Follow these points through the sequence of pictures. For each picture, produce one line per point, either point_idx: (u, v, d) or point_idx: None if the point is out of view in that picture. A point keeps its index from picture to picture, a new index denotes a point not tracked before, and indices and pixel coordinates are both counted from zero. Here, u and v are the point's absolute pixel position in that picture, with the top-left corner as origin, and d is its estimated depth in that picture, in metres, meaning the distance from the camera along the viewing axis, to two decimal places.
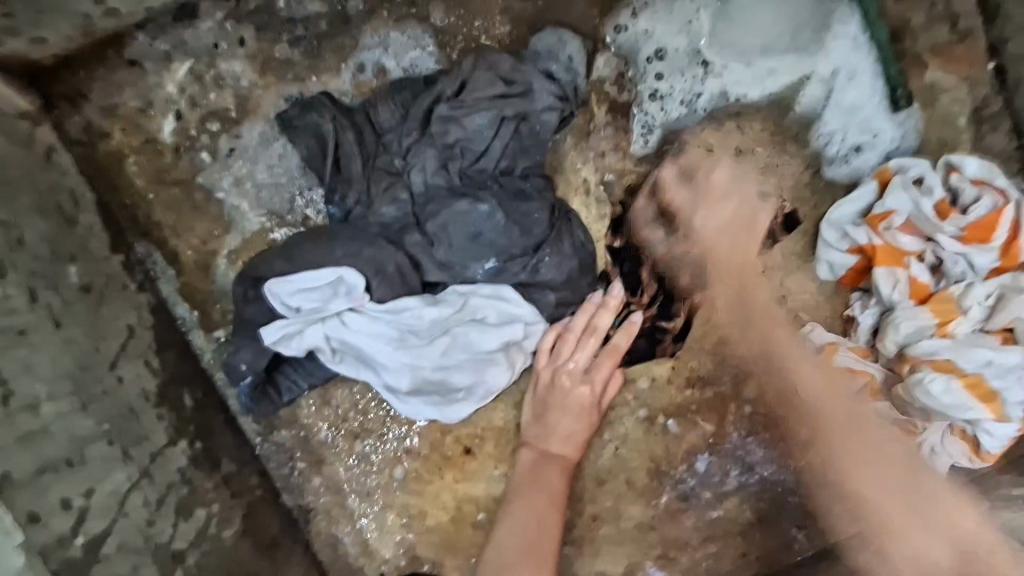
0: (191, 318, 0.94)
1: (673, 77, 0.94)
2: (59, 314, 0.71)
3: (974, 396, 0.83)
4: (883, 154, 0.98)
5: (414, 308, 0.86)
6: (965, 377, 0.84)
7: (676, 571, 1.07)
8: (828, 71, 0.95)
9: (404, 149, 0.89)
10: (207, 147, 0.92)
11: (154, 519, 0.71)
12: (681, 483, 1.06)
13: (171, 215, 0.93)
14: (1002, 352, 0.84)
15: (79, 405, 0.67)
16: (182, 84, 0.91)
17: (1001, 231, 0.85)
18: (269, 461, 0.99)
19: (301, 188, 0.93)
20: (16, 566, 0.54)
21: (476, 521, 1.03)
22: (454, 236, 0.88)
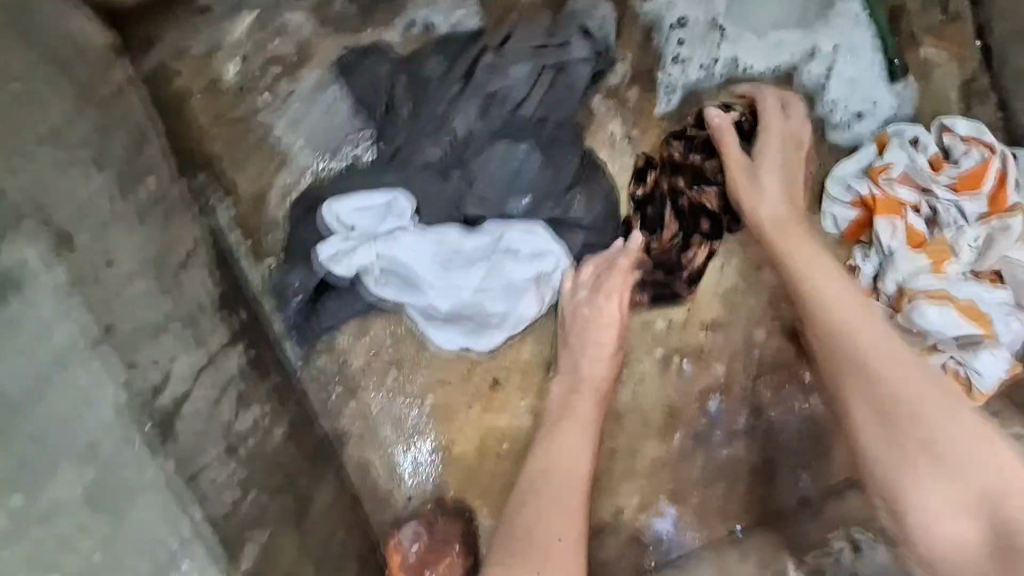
0: (243, 245, 0.99)
1: (694, 43, 1.04)
2: (143, 214, 0.79)
3: (965, 318, 0.91)
4: (882, 121, 1.06)
5: (456, 234, 0.95)
6: (958, 304, 0.91)
7: (688, 509, 1.12)
8: (833, 44, 1.05)
9: (447, 97, 0.96)
10: (267, 89, 1.00)
11: (217, 402, 0.78)
12: (694, 424, 1.12)
13: (230, 149, 1.00)
14: (988, 289, 0.93)
15: (157, 287, 0.75)
16: (249, 31, 0.99)
17: (988, 181, 0.95)
18: (308, 387, 1.04)
19: (350, 130, 1.00)
20: None
21: (500, 452, 1.08)
22: (492, 173, 0.95)
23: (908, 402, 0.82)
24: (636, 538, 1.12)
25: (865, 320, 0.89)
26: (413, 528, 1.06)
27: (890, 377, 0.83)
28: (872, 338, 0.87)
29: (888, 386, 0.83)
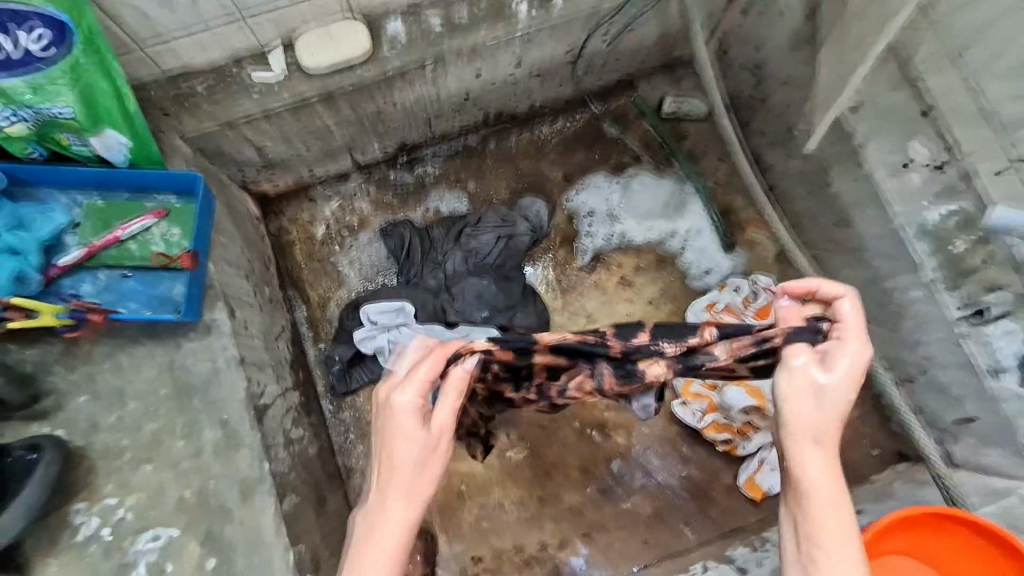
0: (309, 335, 1.60)
1: (598, 225, 1.69)
2: (261, 306, 1.40)
3: (755, 398, 1.40)
4: (725, 275, 1.65)
5: (439, 329, 1.47)
6: (751, 388, 1.41)
7: (597, 547, 1.51)
8: (686, 228, 1.68)
9: (444, 250, 1.61)
10: (338, 242, 1.67)
11: (284, 416, 1.30)
12: (602, 480, 1.55)
13: (311, 276, 1.65)
14: None
15: (263, 345, 1.32)
16: (333, 209, 1.69)
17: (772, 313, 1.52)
18: (334, 431, 1.55)
19: (385, 267, 1.66)
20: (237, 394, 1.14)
21: (459, 490, 1.54)
22: (468, 295, 1.53)
23: (822, 500, 0.80)
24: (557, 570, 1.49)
25: (829, 492, 0.80)
26: None
27: (827, 532, 0.79)
28: (818, 503, 0.80)
29: (816, 519, 0.80)
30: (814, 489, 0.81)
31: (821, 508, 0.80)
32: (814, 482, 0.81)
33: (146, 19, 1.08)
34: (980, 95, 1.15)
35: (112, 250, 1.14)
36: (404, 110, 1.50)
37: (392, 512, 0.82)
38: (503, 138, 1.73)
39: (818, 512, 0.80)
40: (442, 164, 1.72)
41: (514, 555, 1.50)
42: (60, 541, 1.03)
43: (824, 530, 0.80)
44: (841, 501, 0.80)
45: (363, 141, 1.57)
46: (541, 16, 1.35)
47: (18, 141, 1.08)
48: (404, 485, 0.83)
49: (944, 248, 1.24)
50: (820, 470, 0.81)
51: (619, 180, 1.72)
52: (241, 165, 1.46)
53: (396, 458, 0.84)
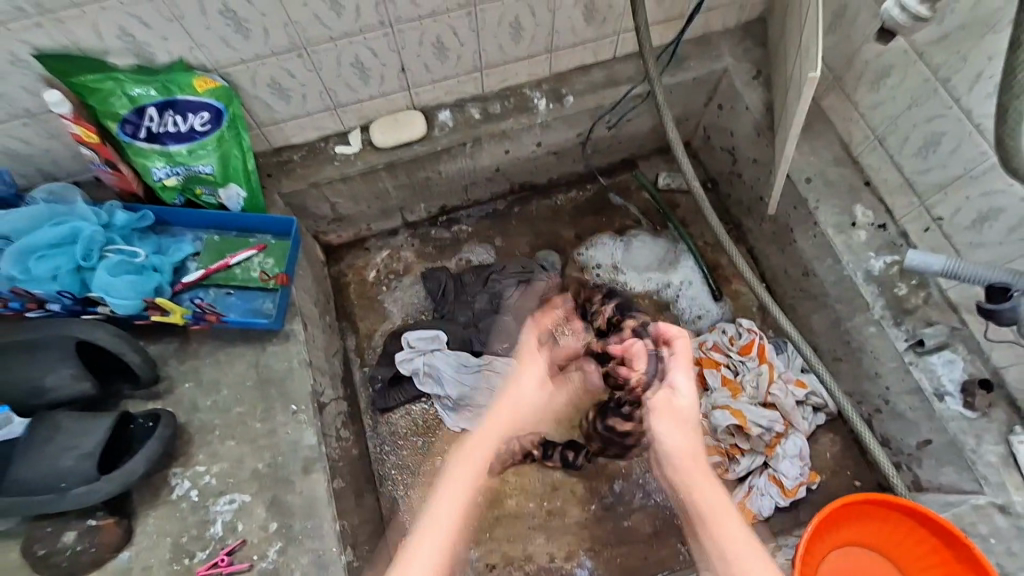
0: (357, 360, 1.89)
1: (604, 274, 2.01)
2: (323, 328, 1.71)
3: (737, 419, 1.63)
4: (713, 321, 1.94)
5: (466, 355, 1.80)
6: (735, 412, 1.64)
7: (600, 560, 1.66)
8: (679, 280, 1.98)
9: (474, 292, 1.92)
10: (385, 284, 2.01)
11: (336, 417, 1.56)
12: (605, 497, 1.72)
13: (361, 311, 1.97)
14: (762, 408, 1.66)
15: (323, 357, 1.61)
16: (383, 257, 2.04)
17: (754, 349, 1.75)
18: (371, 443, 1.79)
19: (424, 306, 1.97)
20: (305, 388, 1.41)
21: (477, 502, 1.73)
22: (491, 330, 1.83)
23: (717, 518, 1.05)
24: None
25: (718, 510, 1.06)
26: None
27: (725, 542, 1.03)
28: (720, 521, 1.04)
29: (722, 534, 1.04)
30: (712, 511, 1.06)
31: (719, 524, 1.04)
32: (713, 501, 1.07)
33: (270, 108, 1.51)
34: (900, 169, 1.48)
35: (223, 273, 1.48)
36: (448, 178, 1.88)
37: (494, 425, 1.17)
38: (526, 204, 2.10)
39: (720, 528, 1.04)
40: (475, 223, 2.08)
41: (525, 564, 1.66)
42: (159, 497, 1.27)
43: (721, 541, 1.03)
44: (733, 517, 1.05)
45: (413, 202, 1.95)
46: (557, 108, 1.75)
47: (170, 191, 1.47)
48: (507, 411, 1.20)
49: (889, 290, 1.50)
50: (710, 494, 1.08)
51: (622, 239, 2.05)
52: (317, 219, 1.84)
53: (511, 395, 1.21)
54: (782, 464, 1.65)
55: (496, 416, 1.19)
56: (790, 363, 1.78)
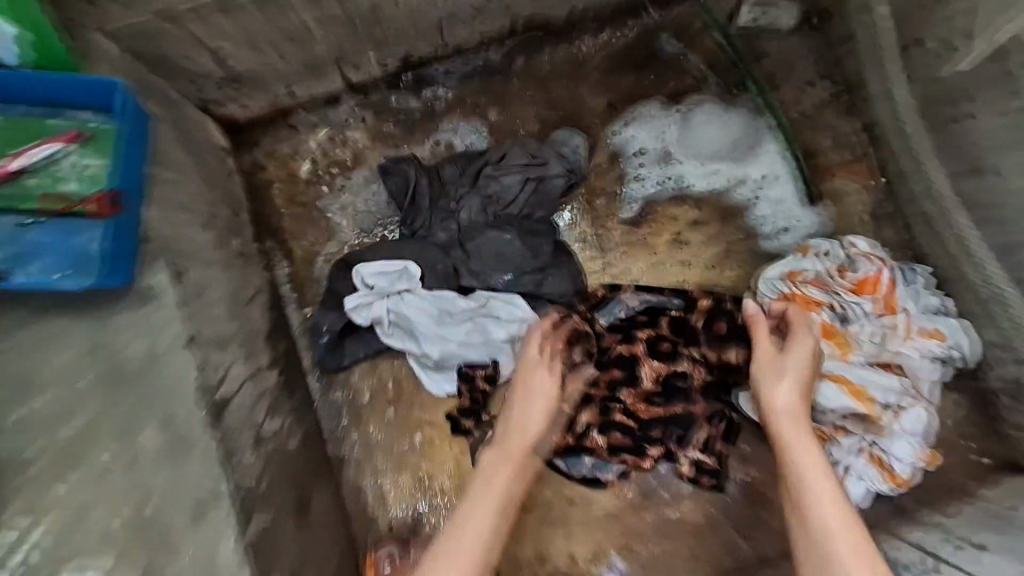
0: (291, 296, 1.31)
1: (650, 166, 1.36)
2: (226, 264, 1.11)
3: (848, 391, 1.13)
4: (805, 236, 1.33)
5: (451, 297, 1.23)
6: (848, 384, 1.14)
7: (635, 559, 1.27)
8: (757, 176, 1.34)
9: (458, 196, 1.30)
10: (326, 182, 1.37)
11: (256, 407, 1.03)
12: (644, 480, 1.30)
13: (292, 224, 1.35)
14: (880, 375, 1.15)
15: (228, 317, 1.04)
16: (321, 141, 1.37)
17: (880, 286, 1.19)
18: (323, 414, 1.29)
19: (385, 216, 1.35)
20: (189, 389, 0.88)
21: (475, 490, 1.28)
22: (485, 254, 1.26)
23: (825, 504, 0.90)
24: None
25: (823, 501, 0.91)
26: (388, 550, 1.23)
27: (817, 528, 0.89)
28: (824, 505, 0.90)
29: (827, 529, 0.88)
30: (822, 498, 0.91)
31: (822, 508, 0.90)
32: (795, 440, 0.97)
33: None
34: None
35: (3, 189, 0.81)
36: (408, 7, 1.14)
37: (528, 400, 1.08)
38: (533, 53, 1.37)
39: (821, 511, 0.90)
40: (455, 85, 1.37)
41: (537, 566, 1.27)
42: None
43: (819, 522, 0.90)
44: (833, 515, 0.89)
45: (355, 51, 1.22)
46: None
47: None
48: (528, 396, 1.09)
49: None
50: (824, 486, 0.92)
51: (677, 108, 1.37)
52: (197, 78, 1.13)
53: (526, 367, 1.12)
54: (896, 445, 1.14)
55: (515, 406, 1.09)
56: (922, 301, 1.21)
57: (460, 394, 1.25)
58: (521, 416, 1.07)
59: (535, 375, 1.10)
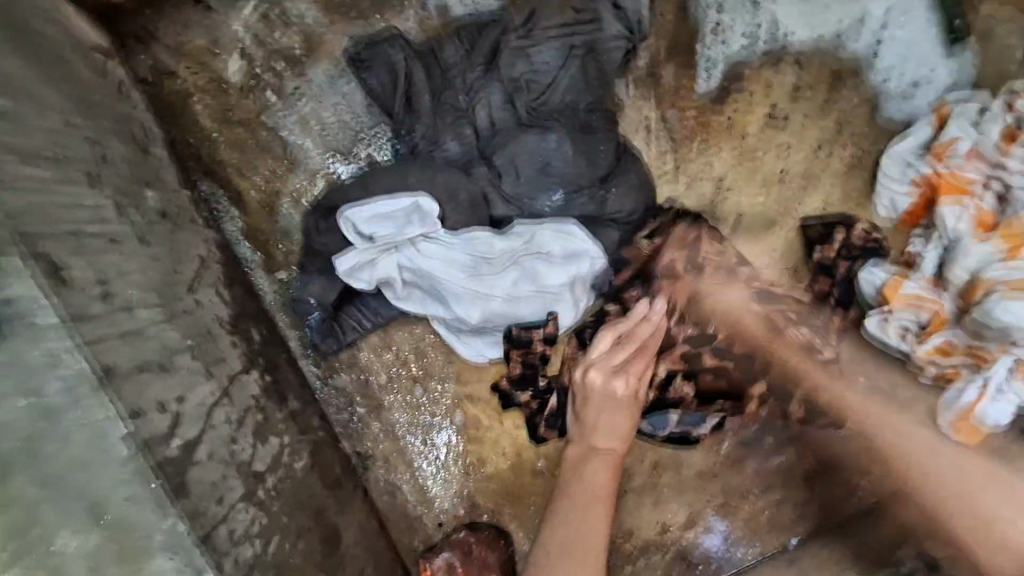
0: (255, 258, 0.94)
1: (734, 11, 0.97)
2: (142, 231, 0.72)
3: None
4: (941, 90, 0.99)
5: (484, 237, 0.87)
6: None
7: (738, 520, 1.06)
8: (881, 14, 0.96)
9: (468, 86, 0.91)
10: (272, 86, 0.94)
11: (237, 437, 0.70)
12: (744, 429, 1.04)
13: (235, 154, 0.94)
14: None
15: (165, 314, 0.68)
16: (249, 24, 0.92)
17: None
18: (330, 405, 0.98)
19: (366, 126, 0.94)
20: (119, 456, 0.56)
21: (537, 468, 1.01)
22: (522, 168, 0.90)
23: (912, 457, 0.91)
24: (682, 554, 1.06)
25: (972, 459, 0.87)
26: (445, 559, 0.96)
27: (994, 499, 0.83)
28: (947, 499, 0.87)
29: (933, 488, 0.89)
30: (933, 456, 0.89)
31: (928, 466, 0.90)
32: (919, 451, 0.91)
33: None
34: None
35: None
36: None
37: (599, 414, 0.91)
38: None
39: (948, 484, 0.88)
40: None
41: (623, 542, 1.05)
42: None
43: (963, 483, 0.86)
44: (961, 470, 0.87)
45: None
46: None
47: None
48: (606, 405, 0.91)
49: None
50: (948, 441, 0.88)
51: None
52: None
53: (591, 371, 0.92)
54: None
55: (592, 418, 0.91)
56: None
57: (508, 361, 0.94)
58: (594, 426, 0.91)
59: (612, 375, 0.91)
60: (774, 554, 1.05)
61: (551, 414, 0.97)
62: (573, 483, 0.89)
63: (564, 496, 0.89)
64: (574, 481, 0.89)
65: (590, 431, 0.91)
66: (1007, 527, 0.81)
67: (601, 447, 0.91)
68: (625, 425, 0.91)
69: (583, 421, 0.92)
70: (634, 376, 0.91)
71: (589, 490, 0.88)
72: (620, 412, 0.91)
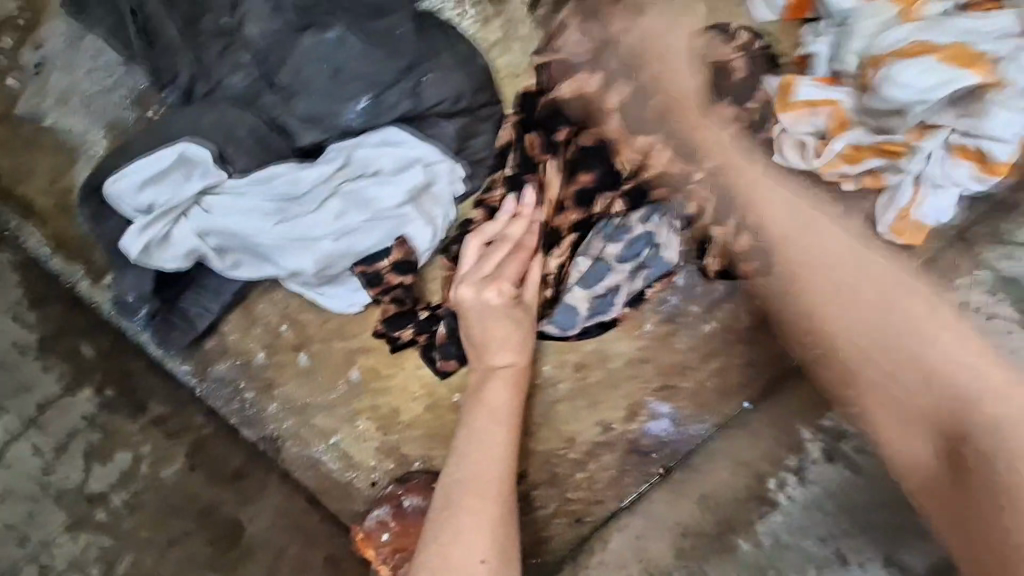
0: (71, 269, 0.86)
1: None
2: None
3: (955, 63, 0.73)
4: None
5: (293, 172, 0.76)
6: (943, 51, 0.73)
7: (683, 399, 0.97)
8: None
9: (229, 2, 0.78)
10: (15, 72, 0.85)
11: (52, 466, 0.77)
12: (664, 304, 0.97)
13: (8, 159, 0.85)
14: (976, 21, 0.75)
15: None
16: None
17: None
18: (215, 401, 0.89)
19: (134, 85, 0.85)
20: None
21: (454, 404, 0.92)
22: (313, 81, 0.78)
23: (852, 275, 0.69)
24: (635, 447, 0.98)
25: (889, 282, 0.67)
26: (378, 515, 0.86)
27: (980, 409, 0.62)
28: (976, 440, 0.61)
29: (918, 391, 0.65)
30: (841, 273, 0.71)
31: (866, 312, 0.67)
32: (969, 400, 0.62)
33: None
34: None
35: None
36: None
37: (493, 328, 0.82)
38: None
39: (864, 307, 0.67)
40: None
41: (567, 453, 0.99)
42: None
43: (893, 309, 0.67)
44: (943, 327, 0.65)
45: None
46: None
47: None
48: (497, 316, 0.82)
49: None
50: (879, 272, 0.68)
51: None
52: None
53: (471, 287, 0.82)
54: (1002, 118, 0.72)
55: (482, 334, 0.82)
56: None
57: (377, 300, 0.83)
58: (487, 342, 0.82)
59: (495, 281, 0.82)
60: (726, 423, 0.95)
61: (442, 343, 0.88)
62: (475, 406, 0.80)
63: (468, 420, 0.80)
64: (475, 404, 0.80)
65: (482, 351, 0.83)
66: (959, 370, 0.63)
67: (499, 365, 0.82)
68: (521, 333, 0.83)
69: (474, 341, 0.83)
70: (512, 280, 0.83)
71: (496, 407, 0.80)
72: (512, 320, 0.82)
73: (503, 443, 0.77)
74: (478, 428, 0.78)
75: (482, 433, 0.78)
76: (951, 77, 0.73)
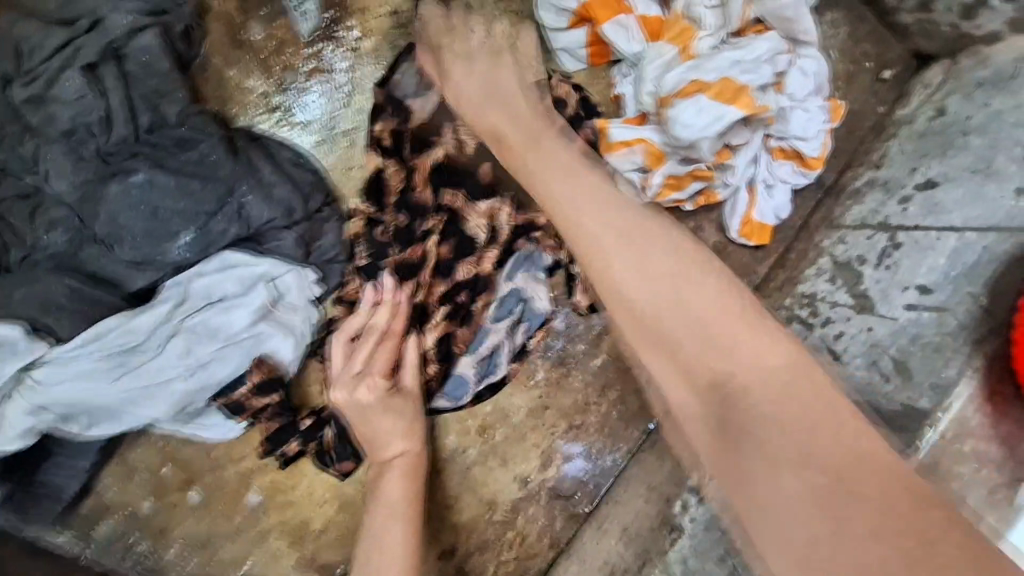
0: None
1: None
2: None
3: (720, 100, 0.77)
4: None
5: (133, 319, 0.76)
6: (712, 89, 0.77)
7: (591, 435, 0.96)
8: None
9: (29, 161, 0.77)
10: None
11: None
12: (549, 349, 0.95)
13: None
14: (745, 48, 0.79)
15: None
16: None
17: None
18: (110, 559, 0.86)
19: None
20: None
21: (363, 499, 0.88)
22: (129, 226, 0.77)
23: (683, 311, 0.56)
24: (557, 493, 0.96)
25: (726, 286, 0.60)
26: None
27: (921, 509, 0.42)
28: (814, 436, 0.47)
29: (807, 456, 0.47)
30: (692, 293, 0.57)
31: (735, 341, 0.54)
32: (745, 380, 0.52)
33: None
34: None
35: None
36: None
37: (375, 416, 0.80)
38: None
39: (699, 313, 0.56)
40: None
41: (492, 515, 0.96)
42: None
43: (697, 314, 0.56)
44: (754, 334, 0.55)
45: None
46: None
47: None
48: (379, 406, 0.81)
49: None
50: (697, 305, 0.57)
51: None
52: None
53: (345, 385, 0.81)
54: (794, 116, 0.82)
55: (366, 425, 0.81)
56: None
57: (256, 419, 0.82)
58: (371, 432, 0.81)
59: (366, 374, 0.81)
60: (638, 447, 0.95)
61: (332, 446, 0.85)
62: (375, 498, 0.79)
63: (370, 515, 0.78)
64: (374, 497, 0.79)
65: (372, 444, 0.81)
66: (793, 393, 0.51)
67: (392, 456, 0.81)
68: (403, 416, 0.82)
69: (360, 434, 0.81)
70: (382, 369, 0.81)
71: (393, 495, 0.78)
72: (391, 407, 0.81)
73: (405, 527, 0.76)
74: (376, 518, 0.77)
75: (382, 523, 0.76)
76: (722, 112, 0.77)
